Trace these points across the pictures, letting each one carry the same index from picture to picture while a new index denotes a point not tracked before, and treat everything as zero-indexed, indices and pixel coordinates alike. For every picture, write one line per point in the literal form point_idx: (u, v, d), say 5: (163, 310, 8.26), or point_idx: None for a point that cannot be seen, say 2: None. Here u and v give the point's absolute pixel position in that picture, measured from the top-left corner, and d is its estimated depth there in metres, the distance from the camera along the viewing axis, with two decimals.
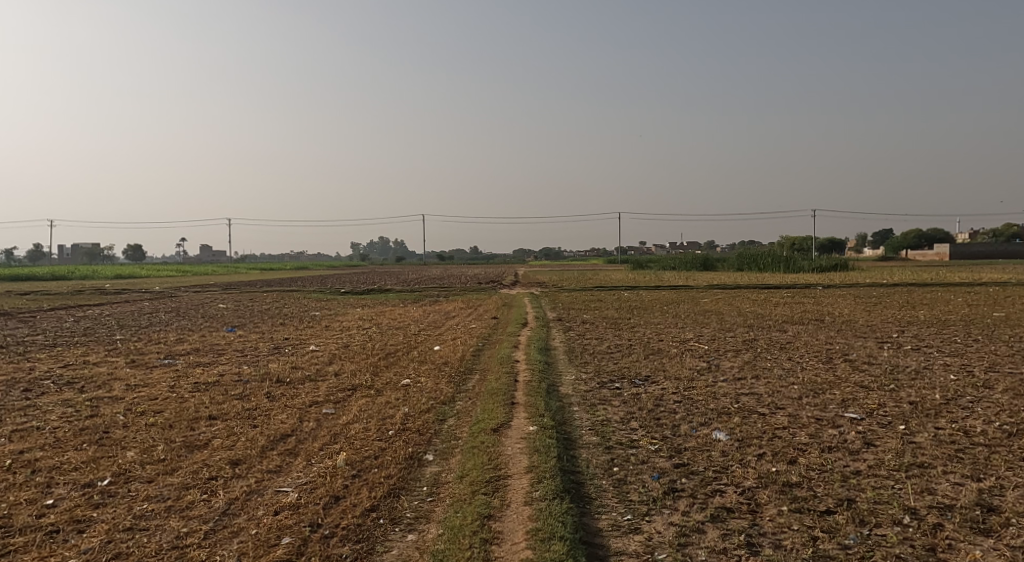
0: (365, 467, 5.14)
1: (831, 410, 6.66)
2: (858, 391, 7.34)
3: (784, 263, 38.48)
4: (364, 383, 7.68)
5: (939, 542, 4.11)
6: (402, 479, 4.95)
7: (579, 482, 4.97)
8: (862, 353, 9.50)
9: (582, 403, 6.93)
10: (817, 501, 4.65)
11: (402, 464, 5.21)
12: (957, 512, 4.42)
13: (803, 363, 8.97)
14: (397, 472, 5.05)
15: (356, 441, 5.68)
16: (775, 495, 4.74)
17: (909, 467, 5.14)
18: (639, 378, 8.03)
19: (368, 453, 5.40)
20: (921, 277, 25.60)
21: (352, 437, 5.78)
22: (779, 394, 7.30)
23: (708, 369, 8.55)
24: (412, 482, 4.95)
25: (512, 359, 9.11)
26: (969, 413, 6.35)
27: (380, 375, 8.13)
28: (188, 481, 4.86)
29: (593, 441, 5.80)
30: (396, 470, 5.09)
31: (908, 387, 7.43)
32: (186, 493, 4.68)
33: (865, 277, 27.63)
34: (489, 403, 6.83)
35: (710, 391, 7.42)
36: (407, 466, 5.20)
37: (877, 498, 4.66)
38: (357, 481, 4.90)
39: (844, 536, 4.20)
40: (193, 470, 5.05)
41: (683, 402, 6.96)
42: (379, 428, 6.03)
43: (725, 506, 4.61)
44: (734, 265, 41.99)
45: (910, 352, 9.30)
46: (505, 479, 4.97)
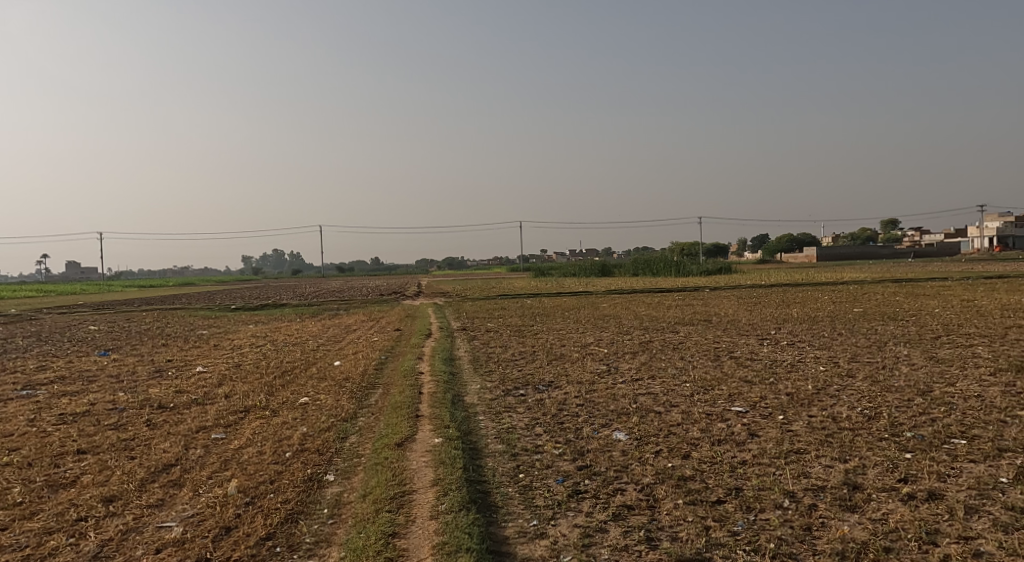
0: (260, 493, 4.98)
1: (720, 405, 7.09)
2: (744, 385, 7.85)
3: (675, 268, 40.43)
4: (258, 404, 7.42)
5: (813, 521, 4.48)
6: (301, 503, 4.84)
7: (485, 492, 5.04)
8: (745, 349, 10.18)
9: (488, 412, 7.01)
10: (708, 492, 4.95)
11: (302, 487, 5.08)
12: (828, 492, 4.84)
13: (694, 361, 9.48)
14: (296, 496, 4.92)
15: (250, 466, 5.49)
16: (671, 490, 5.01)
17: (787, 454, 5.56)
18: (542, 384, 8.23)
19: (262, 478, 5.24)
20: (791, 278, 27.78)
21: (245, 462, 5.58)
22: (673, 392, 7.69)
23: (607, 372, 8.87)
24: (312, 504, 4.84)
25: (416, 371, 9.08)
26: (836, 401, 6.95)
27: (276, 395, 7.87)
28: (52, 525, 4.53)
29: (499, 449, 5.89)
30: (295, 494, 4.97)
31: (785, 380, 8.04)
32: (49, 539, 4.37)
33: (745, 279, 29.59)
34: (393, 417, 6.78)
35: (610, 393, 7.70)
36: (307, 489, 5.08)
37: (761, 485, 5.02)
38: (251, 509, 4.74)
39: (732, 523, 4.51)
40: (58, 512, 4.71)
41: (585, 405, 7.20)
42: (275, 450, 5.86)
43: (625, 504, 4.82)
44: (629, 271, 43.63)
45: (786, 347, 10.07)
46: (411, 494, 4.96)
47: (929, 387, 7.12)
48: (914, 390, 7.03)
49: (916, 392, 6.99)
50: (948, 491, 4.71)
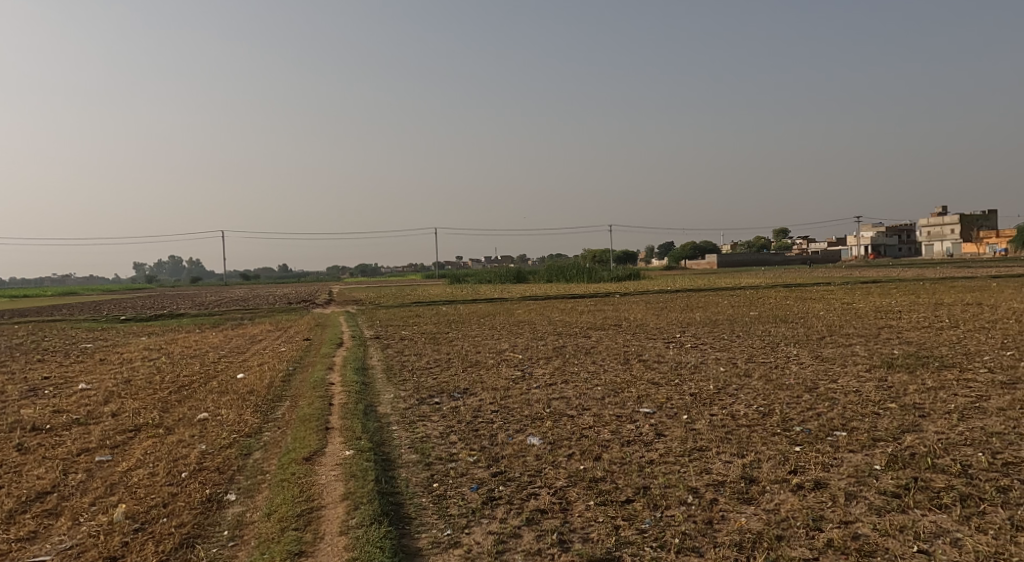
0: (151, 518, 4.73)
1: (629, 407, 7.32)
2: (651, 387, 8.13)
3: (587, 274, 41.45)
4: (150, 422, 7.02)
5: (714, 515, 4.70)
6: (197, 526, 4.63)
7: (398, 503, 4.98)
8: (653, 352, 10.56)
9: (401, 422, 6.94)
10: (618, 492, 5.10)
11: (199, 509, 4.86)
12: (728, 486, 5.10)
13: (605, 365, 9.73)
14: (193, 519, 4.70)
15: (139, 490, 5.19)
16: (583, 492, 5.13)
17: (691, 452, 5.82)
18: (457, 391, 8.22)
19: (154, 502, 4.97)
20: (694, 284, 29.14)
21: (134, 485, 5.28)
22: (585, 396, 7.86)
23: (521, 377, 8.97)
24: (210, 527, 4.65)
25: (326, 382, 8.87)
26: (735, 399, 7.33)
27: (171, 412, 7.48)
28: None
29: (412, 459, 5.84)
30: (191, 516, 4.75)
31: (689, 380, 8.40)
32: None
33: (654, 285, 30.73)
34: (301, 430, 6.60)
35: (524, 398, 7.78)
36: (205, 511, 4.86)
37: (667, 482, 5.23)
38: (141, 535, 4.50)
39: (641, 521, 4.66)
40: None
41: (499, 411, 7.25)
42: (169, 470, 5.58)
43: (539, 508, 4.90)
44: (543, 277, 44.32)
45: (690, 349, 10.52)
46: (318, 511, 4.84)
47: (815, 384, 7.63)
48: (803, 387, 7.52)
49: (804, 389, 7.48)
50: (831, 479, 5.06)
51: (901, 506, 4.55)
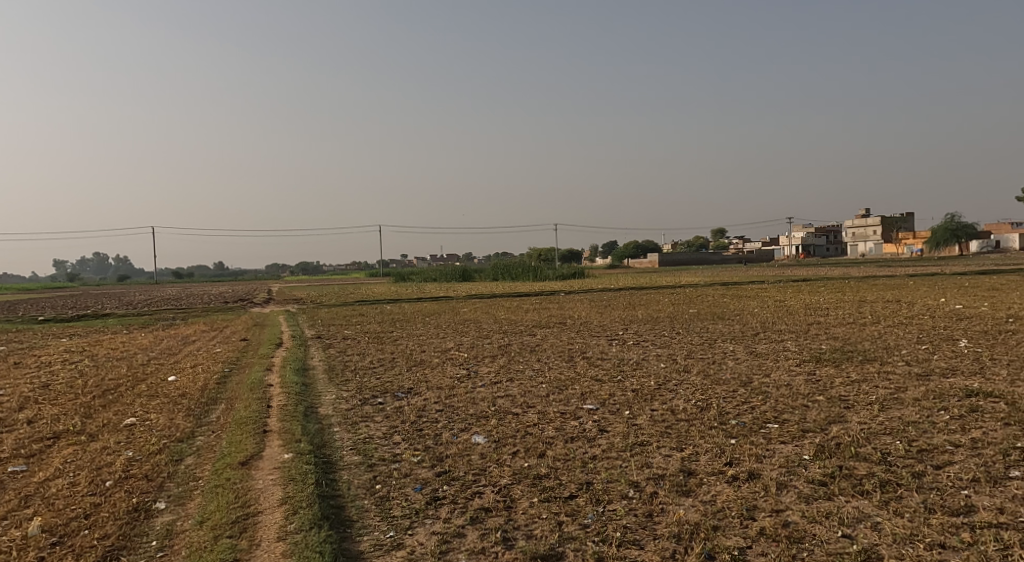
0: (71, 531, 4.56)
1: (573, 404, 7.44)
2: (594, 384, 8.28)
3: (533, 273, 41.77)
4: (71, 429, 6.74)
5: (654, 508, 4.84)
6: (123, 538, 4.49)
7: (339, 506, 4.93)
8: (596, 349, 10.74)
9: (343, 423, 6.85)
10: (562, 489, 5.19)
11: (125, 520, 4.70)
12: (667, 479, 5.25)
13: (549, 363, 9.84)
14: (117, 530, 4.56)
15: (58, 501, 4.99)
16: (527, 489, 5.20)
17: (633, 447, 5.96)
18: (401, 391, 8.18)
19: (75, 514, 4.79)
20: (637, 282, 29.78)
21: (53, 497, 5.07)
22: (529, 394, 7.94)
23: (467, 376, 8.99)
24: (137, 538, 4.51)
25: (264, 383, 8.68)
26: (674, 395, 7.53)
27: (95, 418, 7.18)
28: None
29: (355, 460, 5.79)
30: (116, 527, 4.60)
31: (631, 377, 8.59)
32: None
33: (597, 283, 31.23)
34: (237, 434, 6.44)
35: (468, 397, 7.80)
36: (131, 521, 4.71)
37: (609, 477, 5.34)
38: (60, 550, 4.33)
39: (583, 516, 4.75)
40: None
41: (444, 411, 7.25)
42: (92, 480, 5.38)
43: (483, 507, 4.93)
44: (488, 275, 44.42)
45: (632, 346, 10.76)
46: (255, 517, 4.75)
47: (750, 379, 7.92)
48: (738, 382, 7.80)
49: (740, 383, 7.76)
50: (763, 470, 5.27)
51: (827, 493, 4.78)
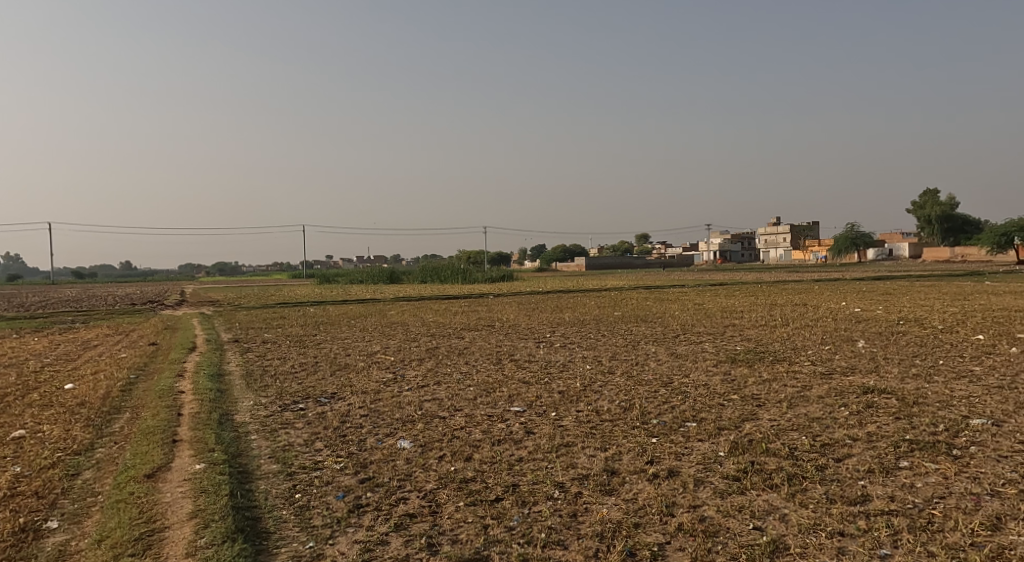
0: None
1: (500, 406, 7.47)
2: (522, 386, 8.35)
3: (462, 275, 41.73)
4: None
5: (578, 508, 4.92)
6: None
7: (255, 517, 4.77)
8: (524, 352, 10.83)
9: (261, 430, 6.64)
10: (488, 492, 5.20)
11: (10, 542, 4.42)
12: (592, 479, 5.35)
13: (477, 366, 9.85)
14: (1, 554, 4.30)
15: None
16: (453, 493, 5.18)
17: (558, 448, 6.04)
18: (324, 396, 8.00)
19: None
20: (564, 285, 30.27)
21: None
22: (456, 397, 7.92)
23: (393, 380, 8.88)
24: None
25: (174, 390, 8.29)
26: (599, 396, 7.69)
27: None
28: None
29: (273, 469, 5.62)
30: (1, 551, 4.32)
31: (558, 379, 8.70)
32: None
33: (526, 286, 31.51)
34: (143, 445, 6.14)
35: (394, 401, 7.71)
36: (18, 543, 4.43)
37: (535, 479, 5.40)
38: None
39: (509, 519, 4.78)
40: None
41: (369, 416, 7.13)
42: None
43: (407, 513, 4.89)
44: (417, 277, 44.09)
45: (559, 349, 10.90)
46: (161, 533, 4.54)
47: (671, 379, 8.17)
48: (660, 382, 8.03)
49: (661, 383, 8.00)
50: (682, 467, 5.45)
51: (741, 488, 4.99)
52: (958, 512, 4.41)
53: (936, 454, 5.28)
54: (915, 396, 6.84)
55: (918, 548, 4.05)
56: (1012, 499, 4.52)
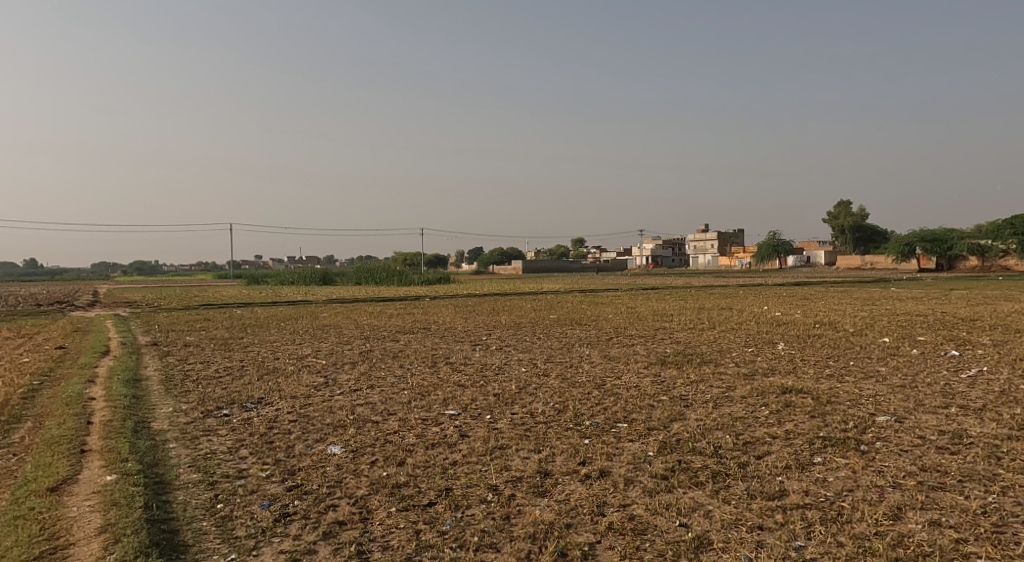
0: None
1: (435, 409, 7.41)
2: (456, 389, 8.31)
3: (398, 277, 41.32)
4: None
5: (511, 510, 4.92)
6: None
7: (172, 530, 4.57)
8: (460, 355, 10.78)
9: (181, 438, 6.36)
10: (420, 496, 5.14)
11: None
12: (525, 481, 5.36)
13: (412, 369, 9.73)
14: None
15: None
16: (385, 499, 5.10)
17: (492, 450, 6.04)
18: (250, 401, 7.74)
19: None
20: (500, 287, 30.39)
21: None
22: (390, 401, 7.81)
23: (324, 384, 8.67)
24: None
25: (85, 397, 7.85)
26: (534, 398, 7.73)
27: None
28: None
29: (193, 479, 5.39)
30: None
31: (493, 381, 8.70)
32: None
33: (462, 289, 31.51)
34: (48, 456, 5.79)
35: (325, 406, 7.53)
36: None
37: (468, 482, 5.37)
38: None
39: (442, 523, 4.74)
40: None
41: (298, 421, 6.94)
42: None
43: (337, 521, 4.78)
44: (351, 278, 43.36)
45: (495, 351, 10.91)
46: (65, 550, 4.28)
47: (603, 381, 8.30)
48: (593, 384, 8.14)
49: (594, 385, 8.11)
50: (613, 467, 5.54)
51: (668, 486, 5.11)
52: (865, 504, 4.64)
53: (846, 450, 5.56)
54: (829, 395, 7.18)
55: (829, 538, 4.24)
56: (912, 490, 4.79)
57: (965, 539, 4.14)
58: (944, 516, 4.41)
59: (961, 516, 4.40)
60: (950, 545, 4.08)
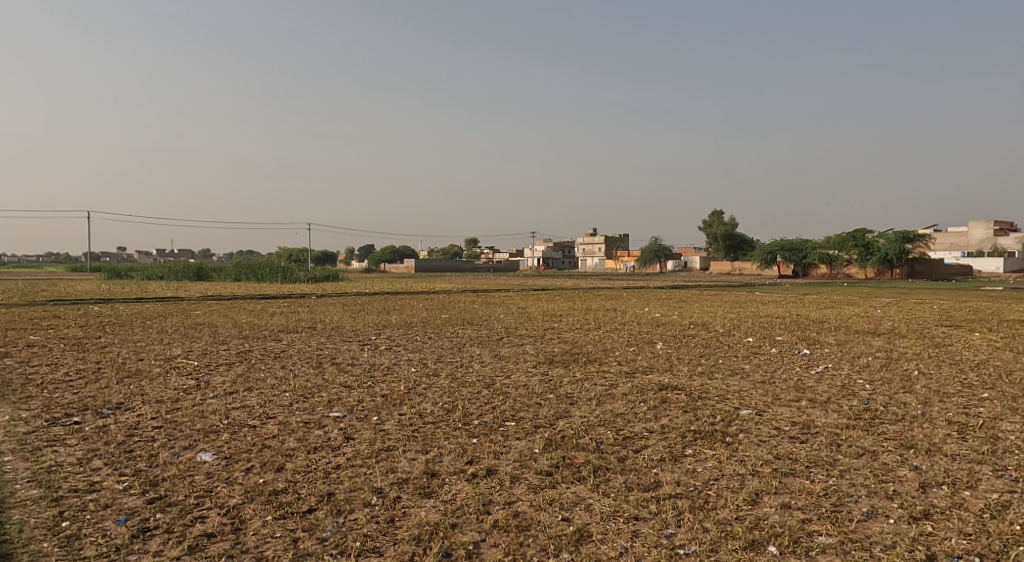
0: None
1: (318, 412, 7.12)
2: (342, 391, 8.04)
3: (282, 273, 39.63)
4: None
5: (396, 512, 4.79)
6: None
7: (6, 555, 4.10)
8: (347, 355, 10.46)
9: (22, 450, 5.72)
10: (299, 503, 4.90)
11: None
12: (411, 482, 5.25)
13: (295, 370, 9.31)
14: None
15: None
16: (260, 507, 4.83)
17: (378, 453, 5.87)
18: (107, 407, 7.10)
19: None
20: (392, 286, 29.85)
21: None
22: (270, 404, 7.42)
23: (196, 387, 8.12)
24: None
25: None
26: (422, 398, 7.61)
27: None
28: None
29: (35, 495, 4.86)
30: None
31: (381, 382, 8.50)
32: None
33: (351, 286, 30.74)
34: None
35: (196, 410, 7.05)
36: None
37: (351, 486, 5.18)
38: None
39: (322, 530, 4.54)
40: None
41: (164, 427, 6.45)
42: None
43: (205, 533, 4.47)
44: (230, 274, 41.10)
45: (384, 351, 10.68)
46: None
47: (493, 380, 8.31)
48: (482, 384, 8.13)
49: (483, 385, 8.10)
50: (500, 465, 5.54)
51: (552, 482, 5.17)
52: (728, 491, 4.90)
53: (714, 442, 5.86)
54: (700, 391, 7.55)
55: (696, 525, 4.44)
56: (768, 477, 5.12)
57: (810, 519, 4.46)
58: (794, 499, 4.74)
59: (807, 498, 4.74)
60: (797, 525, 4.39)
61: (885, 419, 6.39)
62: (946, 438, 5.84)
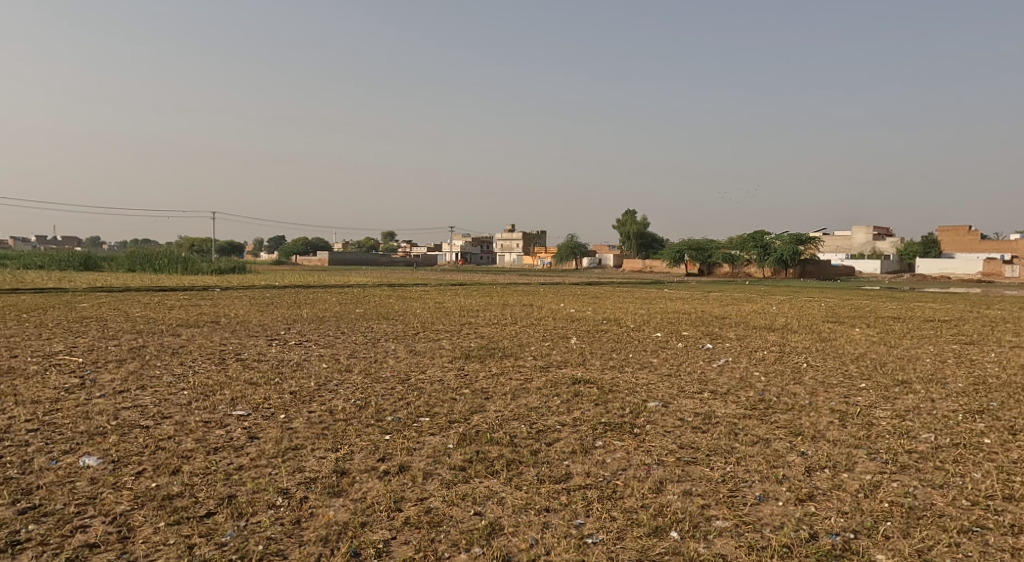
0: None
1: (220, 410, 6.76)
2: (247, 388, 7.67)
3: (183, 264, 37.62)
4: None
5: (302, 513, 4.60)
6: None
7: None
8: (253, 351, 10.00)
9: None
10: (197, 507, 4.62)
11: None
12: (319, 482, 5.05)
13: (195, 367, 8.81)
14: None
15: None
16: (151, 513, 4.51)
17: (285, 452, 5.62)
18: None
19: None
20: (304, 279, 28.88)
21: None
22: (165, 403, 6.97)
23: (81, 386, 7.53)
24: None
25: None
26: (333, 395, 7.37)
27: None
28: None
29: None
30: None
31: (289, 379, 8.17)
32: None
33: (259, 280, 29.52)
34: None
35: (81, 411, 6.53)
36: None
37: (255, 487, 4.93)
38: None
39: (221, 534, 4.29)
40: None
41: (41, 431, 5.93)
42: None
43: (87, 543, 4.13)
44: (123, 264, 38.58)
45: (292, 347, 10.29)
46: None
47: (407, 376, 8.16)
48: (396, 379, 7.96)
49: (397, 380, 7.93)
50: (412, 462, 5.42)
51: (465, 477, 5.11)
52: (635, 481, 4.99)
53: (623, 433, 5.97)
54: (610, 385, 7.69)
55: (605, 514, 4.49)
56: (672, 466, 5.25)
57: (709, 504, 4.61)
58: (695, 487, 4.88)
59: (707, 485, 4.89)
60: (698, 510, 4.52)
61: (778, 408, 6.71)
62: (829, 424, 6.20)
